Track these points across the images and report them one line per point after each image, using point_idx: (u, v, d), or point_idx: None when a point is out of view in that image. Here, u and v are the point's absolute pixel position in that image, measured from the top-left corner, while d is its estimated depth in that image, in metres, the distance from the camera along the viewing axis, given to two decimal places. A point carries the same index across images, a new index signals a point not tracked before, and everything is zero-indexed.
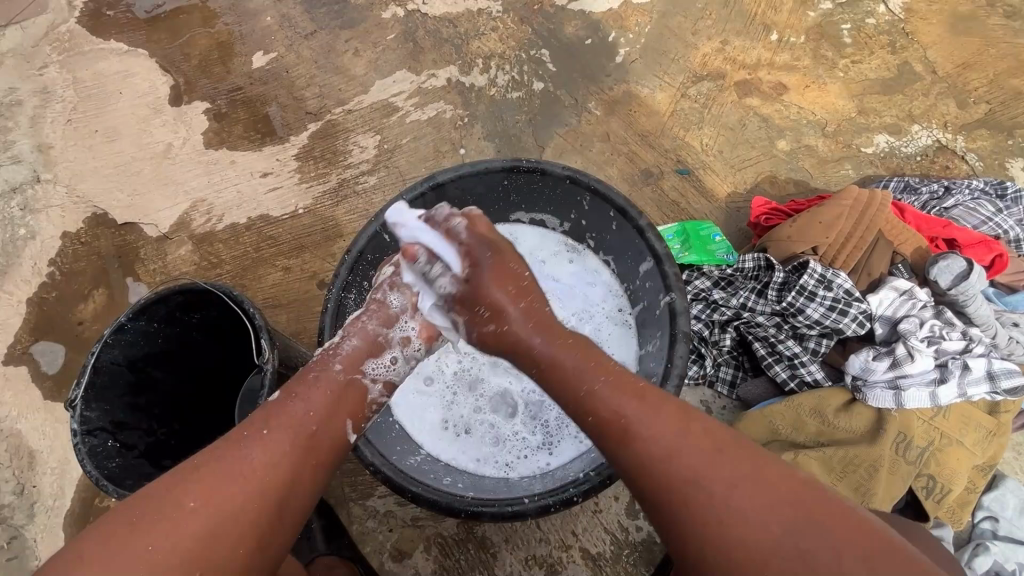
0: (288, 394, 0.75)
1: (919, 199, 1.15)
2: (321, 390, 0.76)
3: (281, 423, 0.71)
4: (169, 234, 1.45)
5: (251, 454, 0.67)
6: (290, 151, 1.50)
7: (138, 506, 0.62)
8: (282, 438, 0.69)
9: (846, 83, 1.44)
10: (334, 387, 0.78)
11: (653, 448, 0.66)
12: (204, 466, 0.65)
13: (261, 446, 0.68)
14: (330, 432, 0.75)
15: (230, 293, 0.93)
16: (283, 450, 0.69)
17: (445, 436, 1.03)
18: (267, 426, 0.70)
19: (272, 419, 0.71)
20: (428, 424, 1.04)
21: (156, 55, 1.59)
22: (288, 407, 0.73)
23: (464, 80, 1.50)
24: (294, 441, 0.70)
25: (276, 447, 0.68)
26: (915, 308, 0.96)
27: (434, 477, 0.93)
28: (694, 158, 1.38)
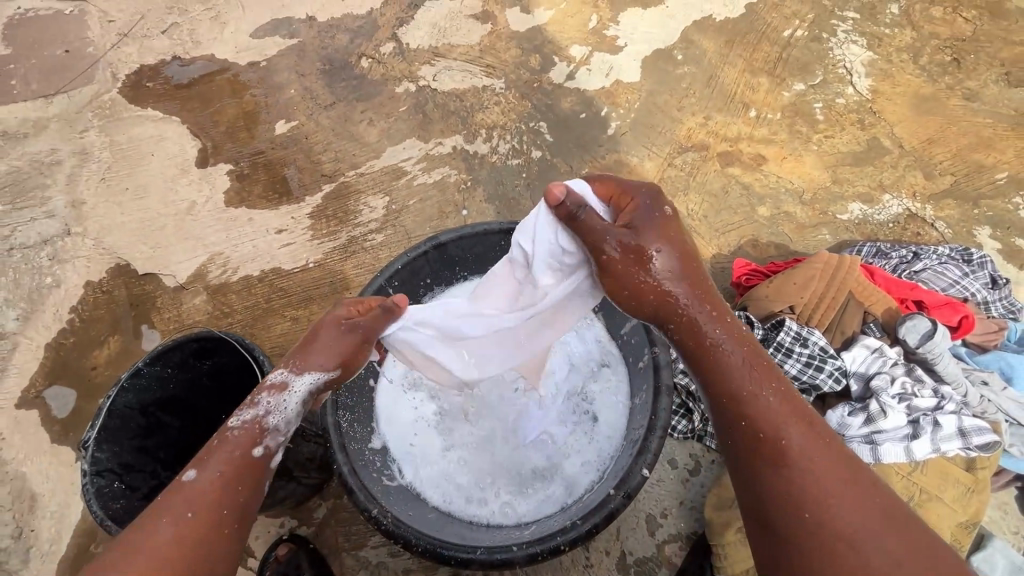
0: (201, 466, 0.75)
1: (889, 263, 1.23)
2: (235, 463, 0.76)
3: (198, 486, 0.72)
4: (186, 285, 1.54)
5: (165, 535, 0.68)
6: (304, 210, 1.62)
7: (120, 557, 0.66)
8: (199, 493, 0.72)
9: (820, 155, 1.56)
10: (252, 460, 0.77)
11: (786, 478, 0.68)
12: (146, 547, 0.67)
13: (174, 519, 0.69)
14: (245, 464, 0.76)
15: (243, 342, 1.00)
16: (206, 527, 0.70)
17: (443, 481, 1.04)
18: (187, 506, 0.71)
19: (188, 487, 0.72)
20: (426, 469, 1.05)
21: (188, 122, 1.74)
22: (207, 471, 0.74)
23: (468, 148, 1.64)
24: (220, 516, 0.72)
25: (192, 525, 0.70)
26: (886, 366, 1.02)
27: (429, 524, 0.95)
28: (681, 222, 1.48)
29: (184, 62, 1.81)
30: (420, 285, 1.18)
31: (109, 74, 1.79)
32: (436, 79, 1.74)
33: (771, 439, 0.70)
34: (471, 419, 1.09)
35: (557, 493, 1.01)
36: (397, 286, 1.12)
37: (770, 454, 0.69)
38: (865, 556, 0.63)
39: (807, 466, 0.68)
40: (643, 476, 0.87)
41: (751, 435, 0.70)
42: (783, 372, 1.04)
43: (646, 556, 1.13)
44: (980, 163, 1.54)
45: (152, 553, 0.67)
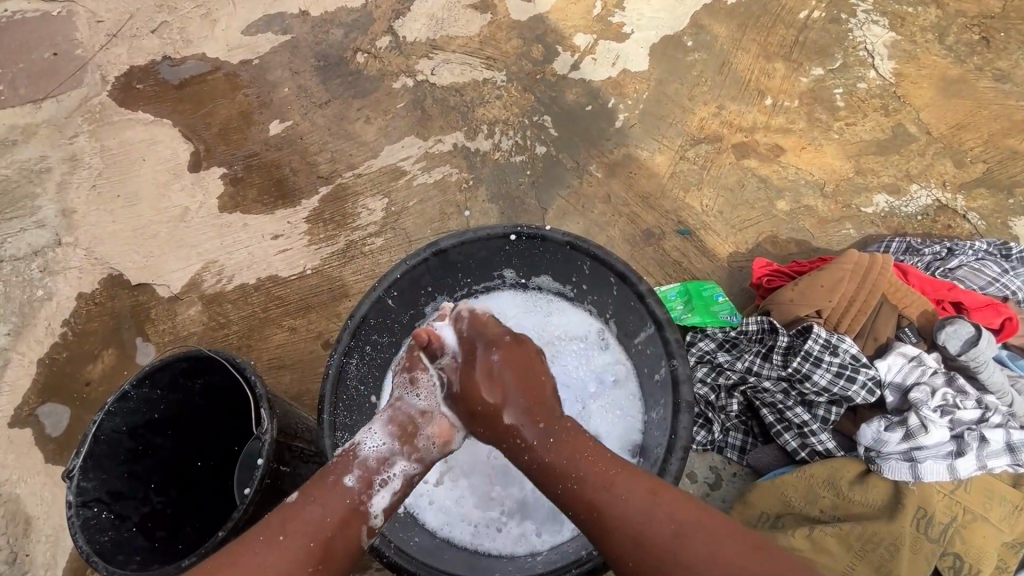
0: (305, 496, 0.75)
1: (922, 260, 1.15)
2: (332, 496, 0.76)
3: (297, 529, 0.72)
4: (180, 295, 1.49)
5: (263, 560, 0.69)
6: (301, 214, 1.55)
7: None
8: (295, 541, 0.71)
9: (842, 144, 1.47)
10: (350, 502, 0.76)
11: (619, 538, 0.70)
12: (247, 570, 0.68)
13: (273, 551, 0.70)
14: (349, 522, 0.75)
15: (233, 360, 0.94)
16: (294, 560, 0.70)
17: (447, 506, 0.99)
18: (283, 531, 0.71)
19: (288, 525, 0.72)
20: (430, 494, 1.00)
21: (179, 124, 1.68)
22: (310, 511, 0.73)
23: (470, 145, 1.56)
24: (309, 548, 0.71)
25: (288, 555, 0.70)
26: (925, 376, 0.96)
27: (436, 554, 0.90)
28: (695, 219, 1.41)
29: (174, 62, 1.74)
30: (421, 294, 1.11)
31: (97, 76, 1.72)
32: (435, 73, 1.66)
33: (591, 495, 0.73)
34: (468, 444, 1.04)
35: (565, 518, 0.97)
36: (396, 295, 1.05)
37: (646, 497, 0.72)
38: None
39: (666, 514, 0.69)
40: None
41: (552, 488, 0.76)
42: (811, 382, 0.98)
43: None
44: (1014, 148, 1.44)
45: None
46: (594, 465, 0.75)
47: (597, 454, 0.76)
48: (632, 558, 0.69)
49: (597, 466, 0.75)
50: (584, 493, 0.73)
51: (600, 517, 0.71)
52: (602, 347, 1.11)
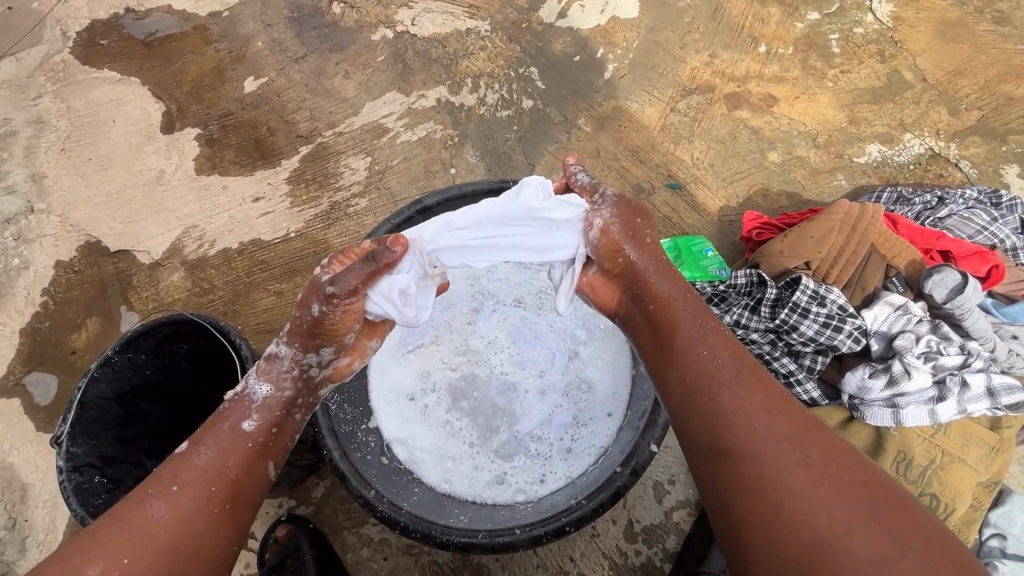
0: (199, 445, 0.75)
1: (912, 210, 1.14)
2: (228, 442, 0.76)
3: (190, 479, 0.71)
4: (162, 261, 1.45)
5: (164, 510, 0.69)
6: (281, 175, 1.51)
7: (107, 542, 0.65)
8: (192, 492, 0.71)
9: (836, 93, 1.43)
10: (254, 443, 0.77)
11: (717, 421, 0.72)
12: (150, 524, 0.67)
13: (168, 505, 0.69)
14: (253, 468, 0.76)
15: (216, 323, 0.93)
16: (197, 505, 0.70)
17: (442, 462, 1.01)
18: (176, 483, 0.71)
19: (180, 475, 0.71)
20: (426, 451, 1.01)
21: (149, 83, 1.59)
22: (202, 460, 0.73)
23: (453, 100, 1.51)
24: (210, 492, 0.71)
25: (188, 501, 0.70)
26: (910, 324, 0.97)
27: (432, 509, 0.91)
28: (685, 172, 1.38)
29: (138, 15, 1.64)
30: None
31: (58, 32, 1.63)
32: (416, 23, 1.58)
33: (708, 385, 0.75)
34: (458, 402, 1.05)
35: (560, 468, 0.99)
36: None
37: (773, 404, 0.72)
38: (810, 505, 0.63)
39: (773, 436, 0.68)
40: (652, 451, 0.83)
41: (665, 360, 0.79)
42: (798, 333, 0.99)
43: (654, 524, 1.12)
44: (1010, 94, 1.41)
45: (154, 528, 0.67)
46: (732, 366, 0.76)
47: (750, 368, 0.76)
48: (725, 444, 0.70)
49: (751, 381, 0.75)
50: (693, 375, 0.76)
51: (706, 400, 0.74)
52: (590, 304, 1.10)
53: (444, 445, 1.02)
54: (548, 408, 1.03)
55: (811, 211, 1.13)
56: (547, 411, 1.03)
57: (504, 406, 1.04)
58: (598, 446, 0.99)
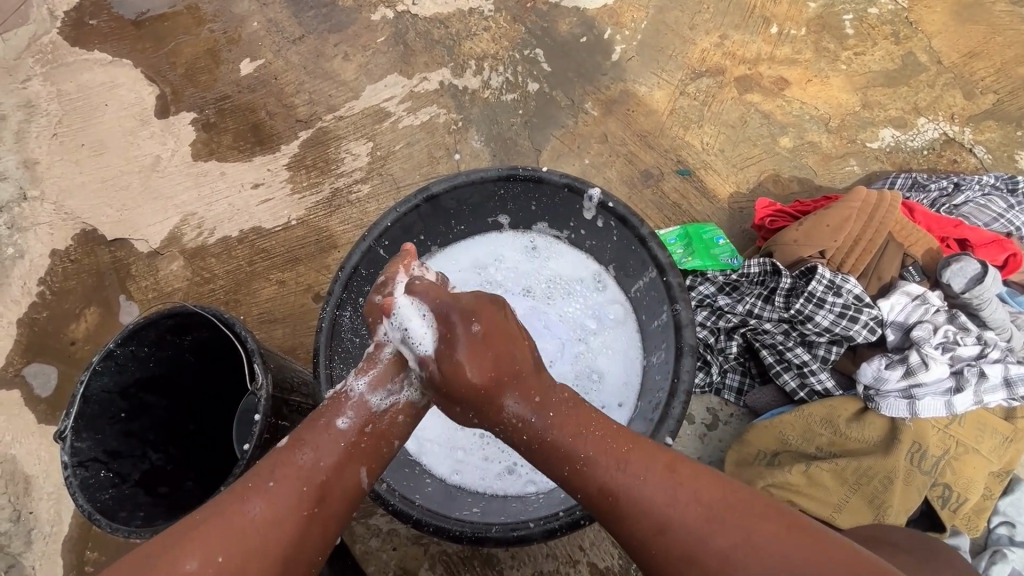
0: (297, 439, 0.72)
1: (928, 197, 1.12)
2: (324, 439, 0.72)
3: (288, 474, 0.69)
4: (161, 250, 1.42)
5: (257, 509, 0.66)
6: (281, 161, 1.47)
7: (207, 531, 0.64)
8: (287, 490, 0.68)
9: (849, 76, 1.40)
10: (347, 443, 0.73)
11: (640, 521, 0.66)
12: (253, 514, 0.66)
13: (265, 501, 0.67)
14: (343, 479, 0.72)
15: (220, 316, 0.90)
16: (290, 504, 0.67)
17: (452, 454, 1.00)
18: (273, 477, 0.68)
19: (278, 469, 0.69)
20: (436, 442, 1.01)
21: (141, 65, 1.55)
22: (298, 456, 0.70)
23: (457, 83, 1.47)
24: (303, 493, 0.68)
25: (281, 501, 0.67)
26: (928, 314, 0.96)
27: (445, 503, 0.90)
28: (695, 158, 1.35)
29: None
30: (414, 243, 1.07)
31: (45, 11, 1.57)
32: (417, 3, 1.53)
33: (609, 496, 0.68)
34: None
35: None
36: (388, 245, 1.01)
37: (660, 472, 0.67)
38: None
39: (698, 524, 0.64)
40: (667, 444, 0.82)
41: (556, 470, 0.71)
42: (812, 323, 0.98)
43: None
44: None
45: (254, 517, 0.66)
46: (601, 443, 0.70)
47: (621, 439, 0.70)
48: (654, 543, 0.65)
49: (607, 446, 0.70)
50: (596, 480, 0.69)
51: (615, 503, 0.67)
52: (600, 293, 1.08)
53: (453, 435, 1.01)
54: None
55: (826, 198, 1.11)
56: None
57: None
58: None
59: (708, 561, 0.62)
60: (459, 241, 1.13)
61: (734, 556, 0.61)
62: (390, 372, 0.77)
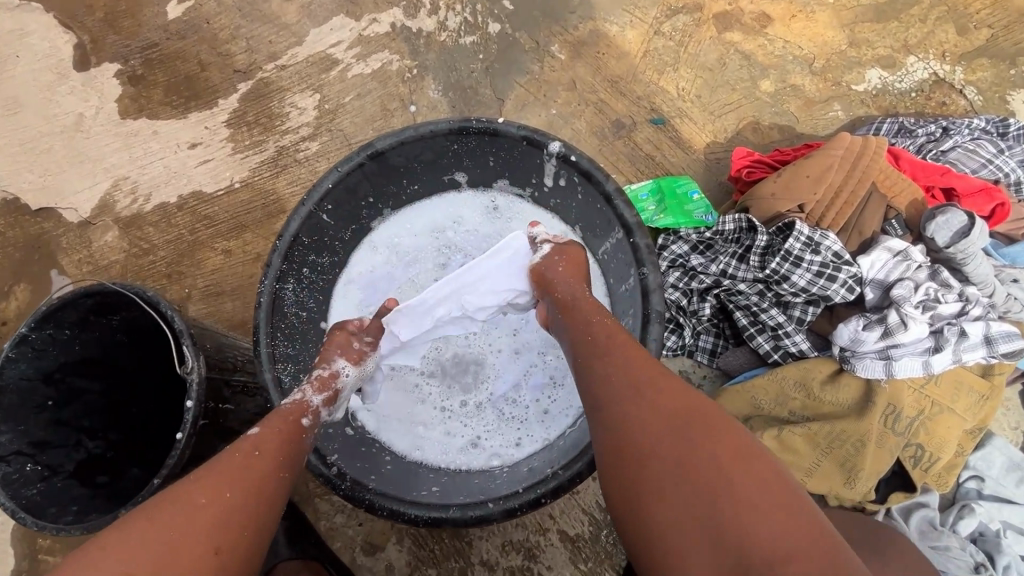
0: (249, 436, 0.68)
1: (914, 143, 1.06)
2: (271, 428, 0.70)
3: (225, 463, 0.63)
4: (93, 219, 1.30)
5: (196, 495, 0.58)
6: (219, 117, 1.33)
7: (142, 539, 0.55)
8: (222, 468, 0.62)
9: (836, 10, 1.29)
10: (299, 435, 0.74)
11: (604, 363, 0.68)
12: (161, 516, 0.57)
13: (204, 487, 0.59)
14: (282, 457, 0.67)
15: (142, 294, 0.81)
16: (229, 492, 0.60)
17: (413, 428, 0.96)
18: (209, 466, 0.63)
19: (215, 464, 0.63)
20: (396, 416, 0.97)
21: (52, 9, 1.37)
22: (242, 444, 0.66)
23: (410, 25, 1.32)
24: (242, 477, 0.62)
25: (220, 487, 0.60)
26: (909, 271, 0.91)
27: (397, 484, 0.85)
28: (670, 105, 1.25)
29: None
30: (362, 206, 0.98)
31: None
32: None
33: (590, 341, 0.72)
34: (430, 366, 1.00)
35: (535, 431, 0.95)
36: (330, 209, 0.92)
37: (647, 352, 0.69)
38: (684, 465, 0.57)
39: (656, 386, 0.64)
40: None
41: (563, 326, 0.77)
42: (789, 283, 0.92)
43: None
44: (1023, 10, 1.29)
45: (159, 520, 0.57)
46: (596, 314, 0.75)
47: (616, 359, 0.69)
48: (611, 382, 0.67)
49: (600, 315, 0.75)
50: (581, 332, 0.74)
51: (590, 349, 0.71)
52: None
53: (415, 411, 0.98)
54: (521, 368, 0.99)
55: (800, 148, 1.05)
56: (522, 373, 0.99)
57: (475, 369, 0.99)
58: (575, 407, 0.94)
59: (641, 404, 0.62)
60: (414, 202, 1.05)
61: (668, 412, 0.61)
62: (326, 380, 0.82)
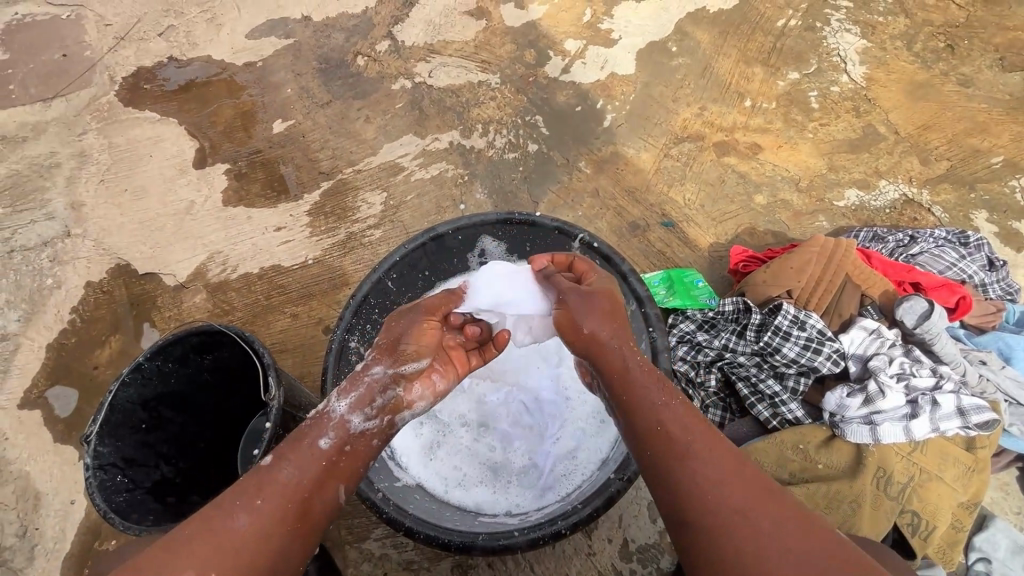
0: (281, 457, 0.79)
1: (886, 248, 1.24)
2: (307, 457, 0.79)
3: (273, 492, 0.74)
4: (186, 283, 1.54)
5: (242, 522, 0.70)
6: (303, 207, 1.62)
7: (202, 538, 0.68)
8: (273, 505, 0.73)
9: (816, 143, 1.56)
10: (326, 461, 0.80)
11: (677, 465, 0.73)
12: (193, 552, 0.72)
13: (251, 514, 0.71)
14: (322, 498, 0.78)
15: (241, 333, 1.00)
16: (275, 518, 0.72)
17: (431, 466, 1.05)
18: (261, 495, 0.73)
19: (263, 488, 0.74)
20: (420, 451, 1.07)
21: (186, 123, 1.74)
22: (292, 468, 0.77)
23: (465, 143, 1.64)
24: (287, 508, 0.74)
25: (267, 514, 0.72)
26: (883, 346, 1.05)
27: (414, 504, 0.95)
28: (678, 212, 1.49)
29: (181, 64, 1.81)
30: (419, 277, 1.18)
31: (107, 77, 1.79)
32: (432, 75, 1.74)
33: (663, 435, 0.75)
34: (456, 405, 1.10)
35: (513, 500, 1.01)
36: (395, 278, 1.12)
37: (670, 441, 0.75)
38: (766, 544, 0.63)
39: (712, 478, 0.70)
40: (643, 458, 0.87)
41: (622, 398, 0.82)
42: (781, 355, 1.07)
43: (649, 544, 1.14)
44: (976, 147, 1.54)
45: (195, 542, 0.67)
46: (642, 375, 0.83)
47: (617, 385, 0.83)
48: (674, 473, 0.72)
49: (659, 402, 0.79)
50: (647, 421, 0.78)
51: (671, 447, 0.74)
52: None
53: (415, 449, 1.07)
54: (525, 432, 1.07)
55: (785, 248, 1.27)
56: (532, 446, 1.06)
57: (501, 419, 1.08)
58: (545, 499, 0.99)
59: (708, 493, 0.69)
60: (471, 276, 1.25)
61: (733, 502, 0.68)
62: (365, 399, 0.86)
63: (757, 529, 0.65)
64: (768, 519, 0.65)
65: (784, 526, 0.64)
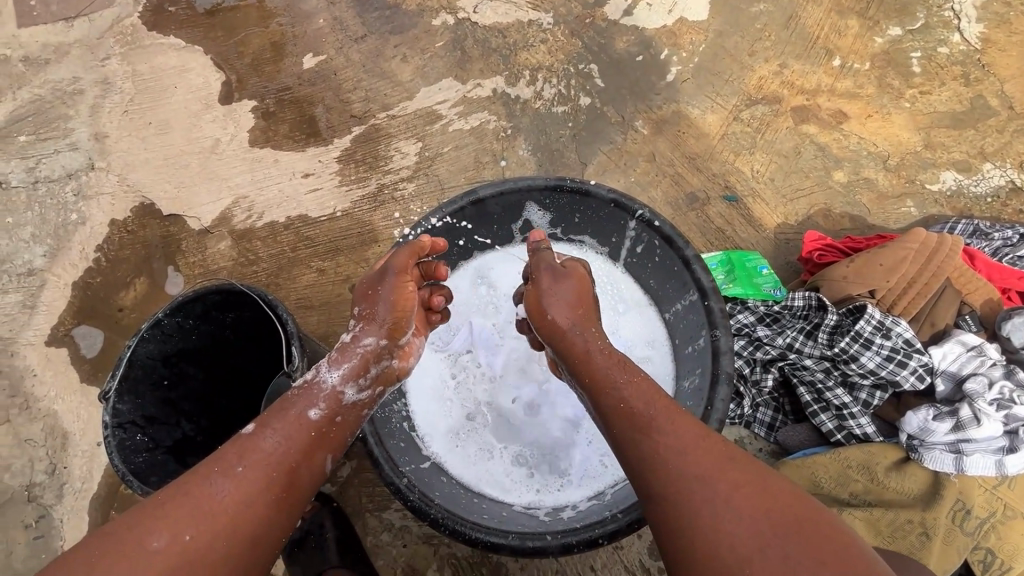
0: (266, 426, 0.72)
1: (990, 245, 1.10)
2: (292, 427, 0.73)
3: (257, 460, 0.68)
4: (211, 228, 1.48)
5: (222, 491, 0.64)
6: (332, 153, 1.51)
7: (184, 501, 0.63)
8: (257, 474, 0.67)
9: (913, 114, 1.36)
10: (316, 432, 0.75)
11: (653, 456, 0.67)
12: (173, 499, 0.63)
13: (233, 482, 0.66)
14: (310, 467, 0.73)
15: (265, 297, 0.93)
16: (257, 488, 0.66)
17: (461, 448, 1.00)
18: (242, 462, 0.67)
19: (246, 454, 0.68)
20: (449, 430, 1.01)
21: (212, 52, 1.62)
22: (282, 432, 0.72)
23: (510, 91, 1.48)
24: (271, 474, 0.68)
25: (249, 484, 0.66)
26: (983, 367, 0.95)
27: (445, 492, 0.90)
28: (744, 185, 1.33)
29: None
30: (455, 244, 1.08)
31: None
32: (478, 10, 1.56)
33: (632, 418, 0.72)
34: (491, 384, 1.05)
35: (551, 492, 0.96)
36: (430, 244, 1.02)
37: (638, 423, 0.71)
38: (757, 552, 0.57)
39: (693, 468, 0.64)
40: None
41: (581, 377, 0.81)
42: (857, 363, 0.98)
43: None
44: None
45: (168, 511, 0.62)
46: (606, 358, 0.80)
47: (623, 367, 0.79)
48: (651, 470, 0.67)
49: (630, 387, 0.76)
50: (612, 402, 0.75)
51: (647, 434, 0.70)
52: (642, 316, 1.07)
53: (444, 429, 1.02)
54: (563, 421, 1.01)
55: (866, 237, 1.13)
56: (563, 437, 1.00)
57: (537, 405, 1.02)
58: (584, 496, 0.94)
59: (694, 497, 0.62)
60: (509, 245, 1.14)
61: (724, 508, 0.61)
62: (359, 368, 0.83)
63: (746, 535, 0.58)
64: (760, 520, 0.59)
65: (783, 531, 0.57)
